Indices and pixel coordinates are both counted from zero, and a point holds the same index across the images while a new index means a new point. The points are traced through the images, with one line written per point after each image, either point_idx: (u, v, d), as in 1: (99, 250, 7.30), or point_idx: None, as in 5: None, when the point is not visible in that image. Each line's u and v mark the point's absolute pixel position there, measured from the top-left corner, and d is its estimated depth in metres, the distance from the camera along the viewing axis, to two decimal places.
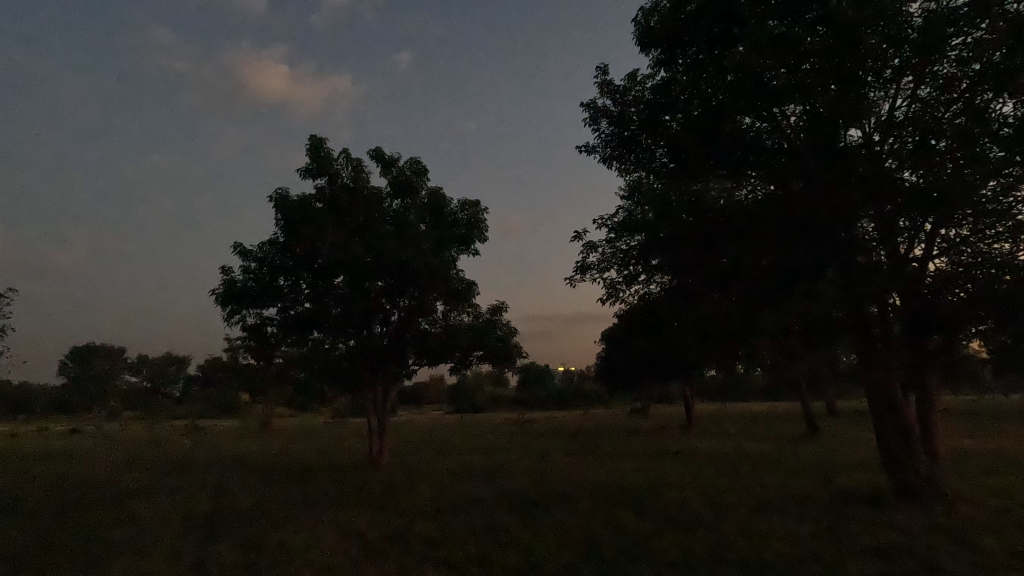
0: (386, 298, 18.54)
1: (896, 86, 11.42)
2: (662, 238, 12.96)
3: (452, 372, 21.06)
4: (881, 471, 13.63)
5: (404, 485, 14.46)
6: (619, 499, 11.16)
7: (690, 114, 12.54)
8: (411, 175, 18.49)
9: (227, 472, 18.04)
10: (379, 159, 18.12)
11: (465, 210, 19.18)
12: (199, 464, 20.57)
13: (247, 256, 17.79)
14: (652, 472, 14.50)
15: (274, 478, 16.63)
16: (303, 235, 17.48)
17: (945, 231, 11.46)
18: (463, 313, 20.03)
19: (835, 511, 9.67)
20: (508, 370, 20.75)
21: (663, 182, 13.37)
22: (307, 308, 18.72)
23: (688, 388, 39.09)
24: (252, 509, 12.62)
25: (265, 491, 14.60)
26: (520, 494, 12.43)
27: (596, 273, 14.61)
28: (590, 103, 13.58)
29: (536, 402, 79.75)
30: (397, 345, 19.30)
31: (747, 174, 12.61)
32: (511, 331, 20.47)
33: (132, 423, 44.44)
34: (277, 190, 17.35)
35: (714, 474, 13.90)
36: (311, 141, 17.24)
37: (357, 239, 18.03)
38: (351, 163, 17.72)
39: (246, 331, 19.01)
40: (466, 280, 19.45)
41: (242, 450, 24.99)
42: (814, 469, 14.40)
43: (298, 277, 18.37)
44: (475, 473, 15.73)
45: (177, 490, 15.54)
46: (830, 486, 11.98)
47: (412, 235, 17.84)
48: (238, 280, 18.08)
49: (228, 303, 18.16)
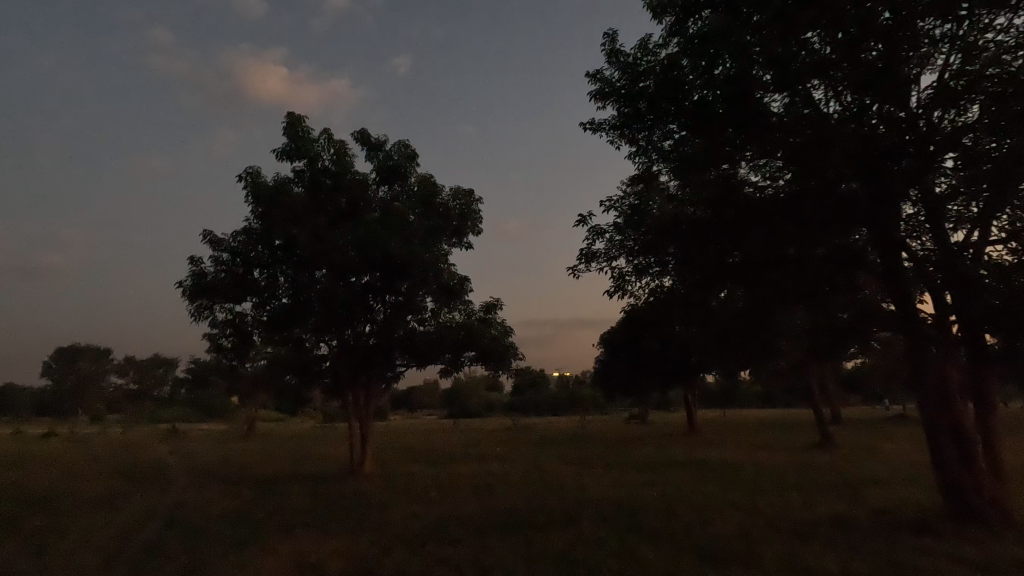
0: (371, 295, 17.11)
1: (942, 55, 10.21)
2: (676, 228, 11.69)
3: (444, 375, 19.64)
4: (922, 489, 12.23)
5: (385, 502, 13.02)
6: (627, 523, 9.82)
7: (709, 88, 11.03)
8: (399, 159, 17.00)
9: (197, 485, 16.54)
10: (363, 141, 16.66)
11: (457, 200, 17.78)
12: (170, 474, 19.10)
13: (219, 245, 16.27)
14: (660, 488, 13.12)
15: (247, 492, 15.20)
16: (280, 222, 16.04)
17: (1004, 216, 10.18)
18: (455, 311, 18.58)
19: (881, 542, 8.35)
20: (503, 372, 19.29)
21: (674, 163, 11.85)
22: (285, 303, 17.14)
23: (691, 394, 37.75)
24: (213, 531, 11.19)
25: (234, 509, 13.16)
26: (514, 516, 11.03)
27: (602, 264, 13.18)
28: (595, 74, 12.28)
29: (532, 408, 78.15)
30: (385, 347, 17.83)
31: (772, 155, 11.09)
32: (506, 330, 18.99)
33: (115, 427, 42.79)
34: (250, 169, 15.88)
35: (729, 490, 12.58)
36: (289, 118, 15.77)
37: (337, 228, 16.46)
38: (333, 145, 16.18)
39: (218, 327, 17.43)
40: (459, 275, 18.11)
41: (220, 458, 23.45)
42: (844, 485, 13.01)
43: (275, 270, 16.84)
44: (466, 487, 14.32)
45: (138, 507, 14.08)
46: (865, 507, 10.66)
47: (399, 224, 16.29)
48: (209, 272, 16.56)
49: (198, 297, 16.58)
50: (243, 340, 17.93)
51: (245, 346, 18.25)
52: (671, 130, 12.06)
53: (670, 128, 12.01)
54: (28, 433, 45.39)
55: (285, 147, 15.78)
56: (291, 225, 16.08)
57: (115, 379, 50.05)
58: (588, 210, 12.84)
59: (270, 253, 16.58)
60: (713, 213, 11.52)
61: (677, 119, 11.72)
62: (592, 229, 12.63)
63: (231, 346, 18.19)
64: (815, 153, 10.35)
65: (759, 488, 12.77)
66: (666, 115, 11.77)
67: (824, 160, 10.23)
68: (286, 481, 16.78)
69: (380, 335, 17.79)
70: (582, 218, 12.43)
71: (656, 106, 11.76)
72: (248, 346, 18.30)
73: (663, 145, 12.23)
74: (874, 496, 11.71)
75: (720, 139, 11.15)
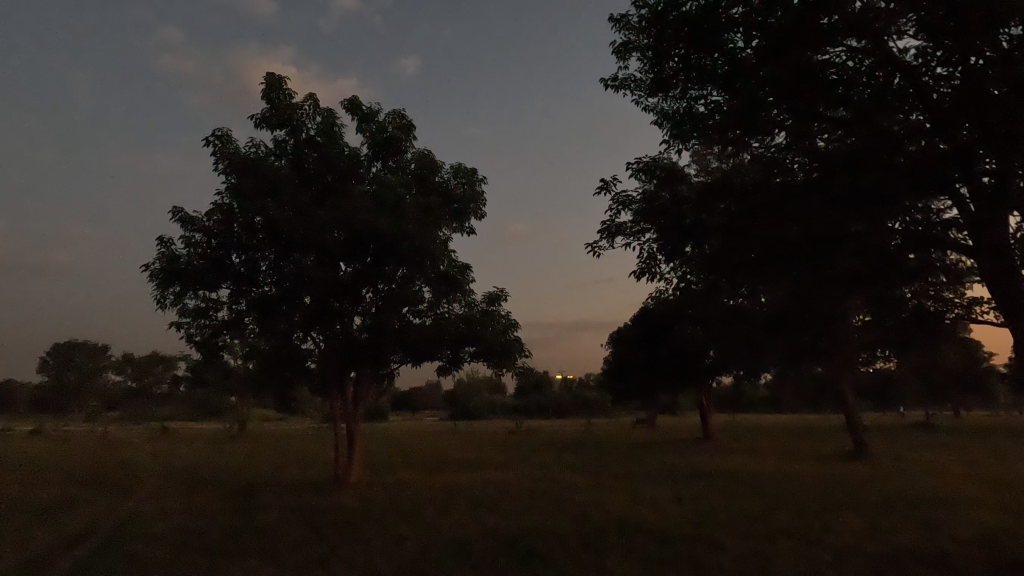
0: (363, 282, 15.47)
1: None
2: (724, 210, 10.48)
3: (443, 373, 17.87)
4: (1003, 516, 10.42)
5: (368, 523, 11.39)
6: (652, 558, 8.19)
7: (758, 36, 9.48)
8: (395, 130, 15.23)
9: (168, 499, 14.85)
10: (355, 110, 15.02)
11: (459, 179, 16.05)
12: (142, 482, 17.55)
13: (192, 225, 14.46)
14: (684, 507, 11.43)
15: (221, 509, 13.56)
16: (258, 197, 14.32)
17: None
18: (455, 303, 16.81)
19: None
20: (508, 370, 17.51)
21: (713, 129, 10.36)
22: (268, 291, 15.36)
23: (705, 397, 35.99)
24: (164, 562, 9.63)
25: (199, 530, 11.61)
26: (516, 544, 9.36)
27: (627, 239, 11.41)
28: (622, 20, 10.64)
29: (536, 410, 76.48)
30: (379, 343, 16.08)
31: (825, 117, 9.56)
32: (513, 323, 17.24)
33: (108, 426, 41.40)
34: (218, 130, 13.94)
35: (765, 511, 10.90)
36: (267, 79, 13.79)
37: (323, 207, 14.62)
38: (319, 113, 14.39)
39: (188, 317, 15.50)
40: (459, 263, 16.43)
41: (204, 462, 21.81)
42: (906, 507, 11.23)
43: (259, 254, 15.13)
44: (463, 503, 12.70)
45: (93, 527, 12.52)
46: (945, 542, 8.88)
47: (392, 202, 14.51)
48: (181, 254, 14.65)
49: (167, 283, 14.60)
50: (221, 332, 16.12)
51: (222, 340, 16.38)
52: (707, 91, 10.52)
53: (705, 90, 10.40)
54: (18, 430, 44.14)
55: (263, 112, 13.95)
56: (272, 201, 14.40)
57: (108, 377, 48.63)
58: (610, 178, 11.12)
59: (250, 235, 14.80)
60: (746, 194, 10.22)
61: (714, 80, 10.12)
62: (616, 199, 10.95)
63: (207, 339, 16.35)
64: (873, 118, 9.16)
65: (801, 509, 11.03)
66: (700, 72, 10.21)
67: (878, 125, 9.14)
68: (266, 493, 15.19)
69: (371, 329, 16.02)
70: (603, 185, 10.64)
71: (691, 59, 10.28)
72: (229, 338, 16.57)
73: (694, 111, 10.65)
74: (939, 524, 9.99)
75: (762, 103, 9.57)
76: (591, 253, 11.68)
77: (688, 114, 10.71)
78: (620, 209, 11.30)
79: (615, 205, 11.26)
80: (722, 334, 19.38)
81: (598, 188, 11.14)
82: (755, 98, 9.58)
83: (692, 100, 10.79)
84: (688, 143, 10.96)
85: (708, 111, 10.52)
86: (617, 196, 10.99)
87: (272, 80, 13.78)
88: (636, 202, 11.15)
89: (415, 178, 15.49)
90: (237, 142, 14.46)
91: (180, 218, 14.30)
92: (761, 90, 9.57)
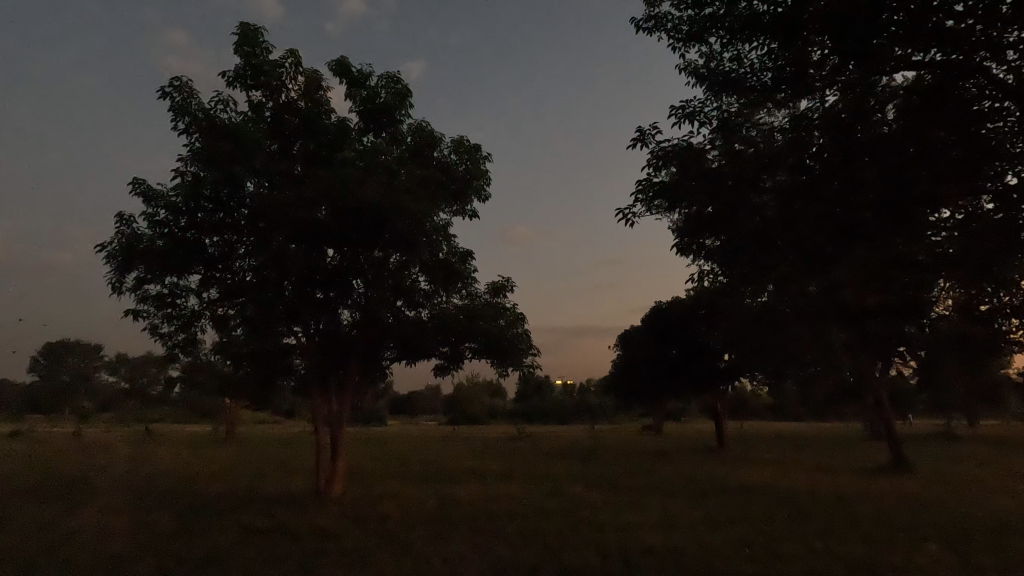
0: (351, 270, 13.69)
1: None
2: (778, 174, 9.83)
3: (441, 372, 16.05)
4: None
5: (343, 553, 9.66)
6: None
7: None
8: (389, 96, 13.41)
9: (121, 519, 13.03)
10: (342, 72, 13.19)
11: (459, 153, 14.27)
12: (104, 495, 15.76)
13: (155, 200, 12.65)
14: (717, 534, 9.79)
15: (182, 532, 11.80)
16: (226, 165, 12.42)
17: None
18: (455, 294, 15.02)
19: None
20: (514, 369, 15.60)
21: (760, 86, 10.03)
22: (246, 280, 13.58)
23: (720, 402, 34.17)
24: None
25: (144, 562, 9.87)
26: None
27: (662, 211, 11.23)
28: None
29: (538, 415, 74.55)
30: (370, 339, 14.27)
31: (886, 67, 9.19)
32: (519, 315, 15.43)
33: (92, 428, 39.53)
34: (178, 76, 12.14)
35: (817, 544, 9.15)
36: (240, 29, 11.85)
37: (307, 180, 12.77)
38: (302, 73, 12.63)
39: (149, 306, 13.58)
40: (460, 249, 14.73)
41: (181, 471, 20.00)
42: (985, 542, 9.45)
43: (234, 239, 13.39)
44: (460, 526, 11.04)
45: (25, 553, 10.75)
46: None
47: (385, 172, 12.69)
48: (142, 233, 12.82)
49: (124, 265, 12.71)
50: (190, 325, 14.23)
51: (190, 333, 14.49)
52: (753, 42, 9.83)
53: (756, 39, 9.72)
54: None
55: (237, 69, 12.12)
56: (244, 173, 12.49)
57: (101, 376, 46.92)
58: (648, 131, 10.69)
59: (224, 213, 13.09)
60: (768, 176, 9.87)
61: (765, 32, 9.54)
62: (654, 153, 10.65)
63: (174, 333, 14.46)
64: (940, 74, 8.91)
65: (858, 543, 9.31)
66: (751, 22, 9.44)
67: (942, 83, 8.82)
68: (239, 509, 13.56)
69: (362, 323, 14.19)
70: (637, 134, 10.43)
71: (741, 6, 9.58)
72: (199, 333, 14.65)
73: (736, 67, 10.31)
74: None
75: (809, 58, 9.58)
76: (623, 219, 11.37)
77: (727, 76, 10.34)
78: (658, 167, 10.79)
79: (654, 161, 10.77)
80: (752, 330, 17.67)
81: (636, 143, 10.92)
82: (799, 61, 9.64)
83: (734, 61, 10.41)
84: (721, 104, 10.49)
85: (750, 69, 10.26)
86: (655, 149, 10.65)
87: (248, 31, 11.86)
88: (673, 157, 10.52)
89: (411, 151, 13.72)
90: (199, 97, 12.48)
91: (139, 193, 12.39)
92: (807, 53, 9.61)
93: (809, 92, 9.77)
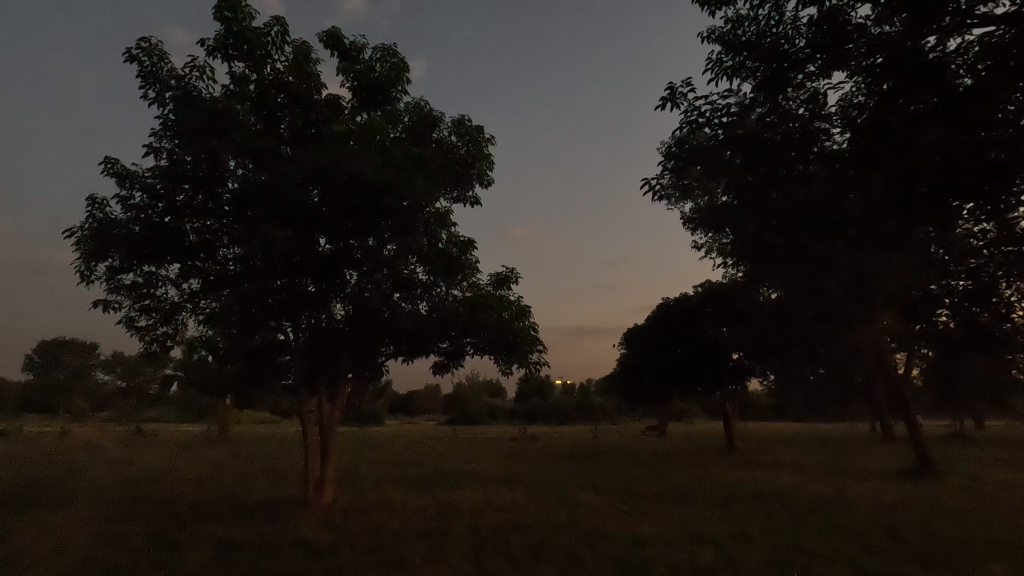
0: (344, 260, 12.68)
1: None
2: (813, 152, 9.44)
3: (440, 370, 15.06)
4: None
5: (329, 570, 8.79)
6: None
7: None
8: (387, 71, 12.42)
9: (94, 529, 12.15)
10: (333, 44, 12.20)
11: (459, 134, 13.28)
12: (82, 501, 14.89)
13: (129, 182, 11.71)
14: (743, 551, 8.90)
15: (157, 543, 10.93)
16: (201, 138, 11.51)
17: None
18: (455, 287, 14.00)
19: None
20: (519, 366, 14.61)
21: (798, 52, 9.23)
22: (230, 272, 12.59)
23: (729, 403, 33.22)
24: None
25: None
26: None
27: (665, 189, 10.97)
28: None
29: (539, 415, 73.62)
30: (365, 335, 13.24)
31: (958, 22, 8.37)
32: (525, 309, 14.44)
33: (85, 427, 38.72)
34: (149, 39, 11.15)
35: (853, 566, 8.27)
36: None
37: (297, 160, 11.79)
38: (290, 43, 11.63)
39: (121, 297, 12.61)
40: (461, 239, 13.81)
41: (169, 474, 19.10)
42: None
43: (216, 227, 12.45)
44: (457, 539, 10.16)
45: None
46: None
47: (382, 152, 11.69)
48: (115, 218, 11.85)
49: (93, 251, 11.73)
50: (168, 319, 13.25)
51: (169, 328, 13.51)
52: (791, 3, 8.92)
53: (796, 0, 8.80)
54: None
55: (218, 37, 11.11)
56: (223, 147, 11.67)
57: None
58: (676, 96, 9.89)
59: (204, 197, 12.13)
60: (796, 157, 9.42)
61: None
62: (686, 117, 9.95)
63: (152, 328, 13.44)
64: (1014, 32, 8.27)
65: (902, 566, 8.34)
66: None
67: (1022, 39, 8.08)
68: (222, 518, 12.69)
69: (355, 319, 13.17)
70: (667, 92, 9.76)
71: None
72: (179, 328, 13.67)
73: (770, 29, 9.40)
74: None
75: (847, 25, 8.89)
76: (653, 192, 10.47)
77: (759, 38, 9.47)
78: (693, 130, 10.05)
79: (684, 127, 10.09)
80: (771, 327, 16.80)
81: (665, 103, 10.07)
82: (836, 26, 8.90)
83: (769, 18, 9.45)
84: (751, 72, 9.67)
85: (786, 32, 9.35)
86: (687, 112, 9.90)
87: None
88: (707, 118, 9.87)
89: (409, 131, 12.72)
90: (171, 62, 11.40)
91: (112, 172, 11.56)
92: (845, 16, 8.89)
93: (849, 58, 9.00)
